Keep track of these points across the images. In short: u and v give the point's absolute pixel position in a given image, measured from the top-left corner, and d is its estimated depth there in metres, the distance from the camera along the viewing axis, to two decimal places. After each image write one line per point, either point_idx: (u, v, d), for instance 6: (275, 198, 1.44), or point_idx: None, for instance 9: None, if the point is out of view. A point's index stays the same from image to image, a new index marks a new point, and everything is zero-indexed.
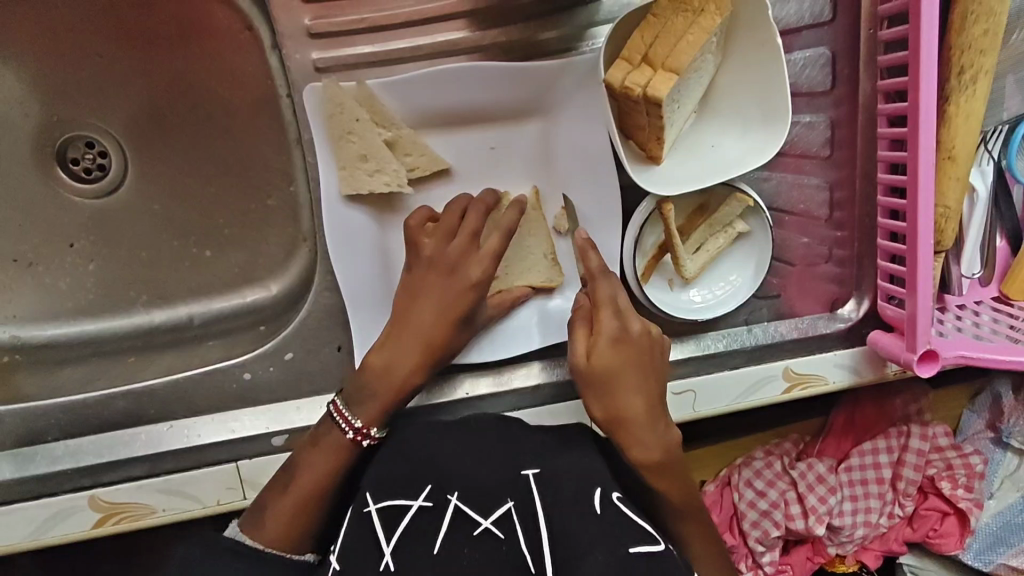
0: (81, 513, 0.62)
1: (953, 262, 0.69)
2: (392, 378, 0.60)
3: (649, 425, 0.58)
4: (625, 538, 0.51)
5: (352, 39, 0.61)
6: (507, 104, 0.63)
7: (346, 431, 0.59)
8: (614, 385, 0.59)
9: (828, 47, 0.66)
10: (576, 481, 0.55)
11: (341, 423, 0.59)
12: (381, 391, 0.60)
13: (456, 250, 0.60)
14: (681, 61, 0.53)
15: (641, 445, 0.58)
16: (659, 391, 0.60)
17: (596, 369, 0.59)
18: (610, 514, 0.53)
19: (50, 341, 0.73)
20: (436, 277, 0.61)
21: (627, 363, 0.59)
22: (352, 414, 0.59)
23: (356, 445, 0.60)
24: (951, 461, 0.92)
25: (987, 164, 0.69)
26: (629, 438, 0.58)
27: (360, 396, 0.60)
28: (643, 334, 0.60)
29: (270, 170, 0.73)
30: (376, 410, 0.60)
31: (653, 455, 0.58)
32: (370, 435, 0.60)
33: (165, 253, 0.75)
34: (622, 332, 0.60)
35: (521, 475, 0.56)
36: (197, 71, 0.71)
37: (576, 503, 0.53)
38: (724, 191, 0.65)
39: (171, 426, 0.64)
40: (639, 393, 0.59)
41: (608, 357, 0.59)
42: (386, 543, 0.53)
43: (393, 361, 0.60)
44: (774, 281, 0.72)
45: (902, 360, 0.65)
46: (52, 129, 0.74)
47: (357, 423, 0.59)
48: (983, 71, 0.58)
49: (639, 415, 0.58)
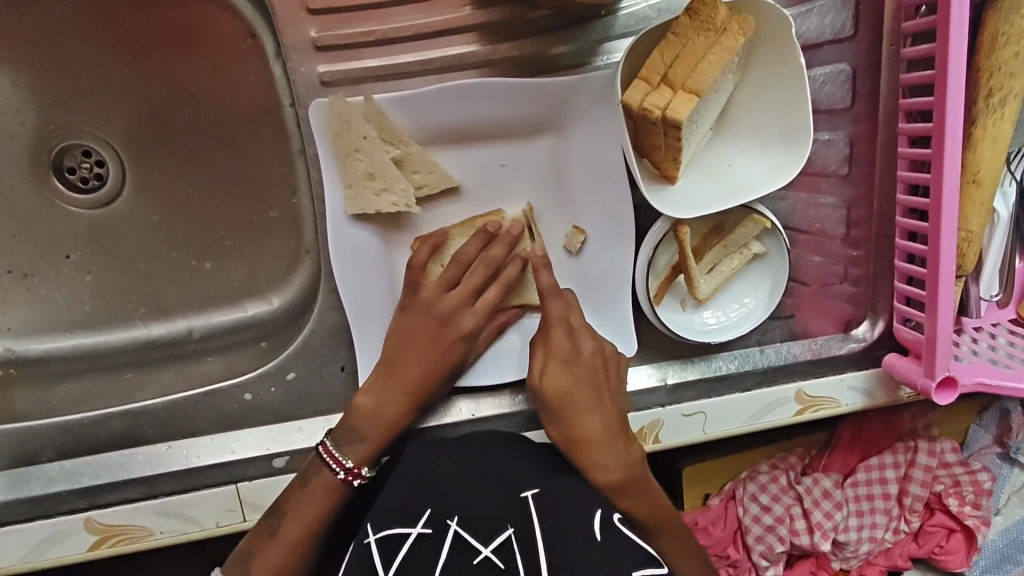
0: (77, 535, 0.61)
1: (972, 284, 0.68)
2: (379, 420, 0.59)
3: (604, 443, 0.58)
4: (629, 561, 0.49)
5: (360, 53, 0.59)
6: (519, 120, 0.61)
7: (337, 471, 0.59)
8: (568, 406, 0.59)
9: (849, 63, 0.65)
10: (576, 504, 0.54)
11: (330, 465, 0.59)
12: (370, 436, 0.59)
13: (451, 301, 0.60)
14: (702, 83, 0.51)
15: (600, 464, 0.58)
16: (615, 410, 0.60)
17: (549, 392, 0.60)
18: (612, 537, 0.51)
19: (45, 355, 0.71)
20: (425, 324, 0.60)
21: (578, 382, 0.60)
22: (342, 454, 0.59)
23: (347, 485, 0.59)
24: (958, 478, 0.90)
25: (1009, 186, 0.67)
26: (588, 459, 0.58)
27: (349, 436, 0.59)
28: (595, 353, 0.61)
29: (273, 181, 0.71)
30: (365, 450, 0.59)
31: (613, 474, 0.58)
32: (361, 475, 0.60)
33: (163, 265, 0.73)
34: (573, 352, 0.61)
35: (521, 499, 0.54)
36: (199, 79, 0.69)
37: (579, 523, 0.51)
38: (740, 212, 0.63)
39: (169, 447, 0.62)
40: (592, 412, 0.59)
41: (560, 379, 0.60)
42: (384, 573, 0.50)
43: (380, 405, 0.59)
44: (787, 301, 0.70)
45: (919, 386, 0.64)
46: (47, 137, 0.72)
47: (348, 463, 0.59)
48: (1012, 94, 0.57)
49: (592, 432, 0.59)
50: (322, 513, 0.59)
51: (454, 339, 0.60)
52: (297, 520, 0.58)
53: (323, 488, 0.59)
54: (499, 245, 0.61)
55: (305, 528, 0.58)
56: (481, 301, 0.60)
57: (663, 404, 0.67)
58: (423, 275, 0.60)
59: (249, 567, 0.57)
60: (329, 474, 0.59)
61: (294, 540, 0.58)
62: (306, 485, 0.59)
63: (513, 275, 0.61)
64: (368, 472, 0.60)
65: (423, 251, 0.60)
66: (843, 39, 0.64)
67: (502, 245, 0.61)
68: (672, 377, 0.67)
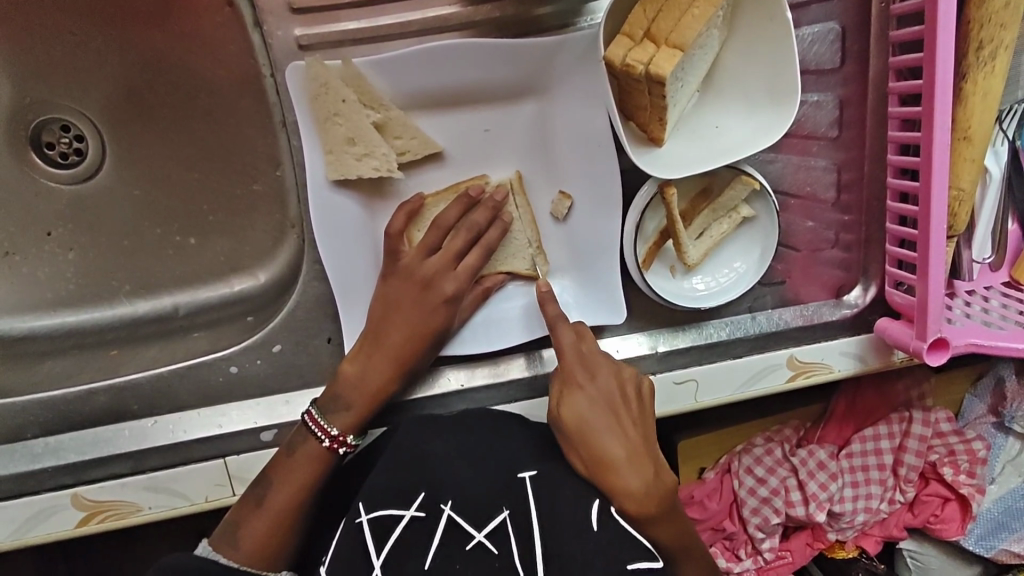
0: (65, 511, 0.60)
1: (964, 246, 0.67)
2: (366, 387, 0.59)
3: (632, 468, 0.55)
4: (624, 554, 0.50)
5: (337, 15, 0.57)
6: (501, 83, 0.60)
7: (323, 439, 0.58)
8: (588, 432, 0.56)
9: (838, 22, 0.63)
10: (573, 492, 0.54)
11: (317, 432, 0.58)
12: (358, 404, 0.59)
13: (433, 266, 0.59)
14: (686, 37, 0.50)
15: (627, 491, 0.54)
16: (639, 436, 0.57)
17: (568, 419, 0.57)
18: (608, 530, 0.52)
19: (29, 334, 0.70)
20: (411, 291, 0.59)
21: (597, 408, 0.58)
22: (328, 422, 0.58)
23: (333, 453, 0.59)
24: (953, 447, 0.90)
25: (1002, 145, 0.66)
26: (614, 486, 0.54)
27: (335, 404, 0.59)
28: (613, 378, 0.59)
29: (256, 154, 0.69)
30: (351, 418, 0.59)
31: (643, 501, 0.54)
32: (347, 443, 0.59)
33: (147, 241, 0.72)
34: (590, 378, 0.59)
35: (518, 480, 0.55)
36: (176, 48, 0.67)
37: (574, 514, 0.52)
38: (728, 174, 0.62)
39: (156, 422, 0.62)
40: (616, 438, 0.56)
41: (578, 405, 0.58)
42: (375, 556, 0.51)
43: (366, 374, 0.58)
44: (778, 267, 0.69)
45: (911, 348, 0.63)
46: (25, 112, 0.71)
47: (334, 431, 0.58)
48: (1003, 46, 0.56)
49: (619, 457, 0.55)
50: (310, 481, 0.58)
51: (439, 304, 0.59)
52: (283, 490, 0.58)
53: (309, 457, 0.58)
54: (481, 208, 0.60)
55: (292, 496, 0.58)
56: (463, 265, 0.60)
57: (654, 372, 0.66)
58: (402, 243, 0.60)
59: (237, 540, 0.56)
60: (316, 444, 0.59)
61: (280, 507, 0.57)
62: (293, 454, 0.58)
63: (495, 240, 0.60)
64: (355, 441, 0.60)
65: (400, 219, 0.59)
66: None
67: (484, 210, 0.60)
68: (662, 345, 0.66)
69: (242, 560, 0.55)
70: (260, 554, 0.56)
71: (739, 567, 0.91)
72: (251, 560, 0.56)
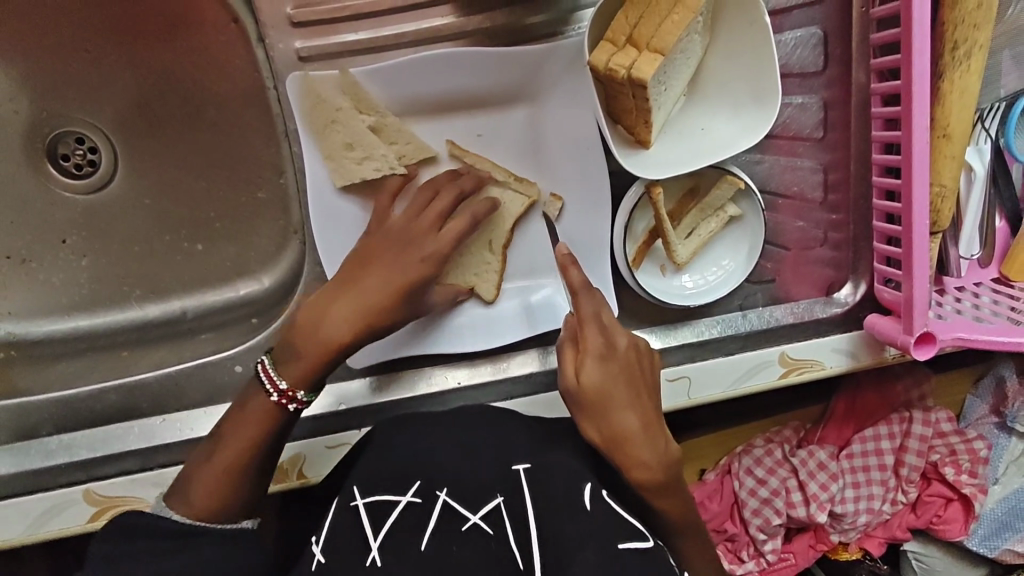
0: (76, 507, 0.62)
1: (951, 243, 0.68)
2: (323, 337, 0.55)
3: (650, 442, 0.53)
4: (615, 534, 0.49)
5: (336, 28, 0.60)
6: (494, 89, 0.63)
7: (272, 394, 0.54)
8: (607, 403, 0.54)
9: (820, 27, 0.65)
10: (566, 477, 0.54)
11: (267, 385, 0.54)
12: (310, 354, 0.55)
13: (417, 226, 0.59)
14: (666, 41, 0.52)
15: (643, 464, 0.53)
16: (652, 406, 0.56)
17: (586, 390, 0.54)
18: (599, 510, 0.51)
19: (45, 337, 0.73)
20: (390, 251, 0.58)
21: (618, 378, 0.55)
22: (279, 374, 0.54)
23: (283, 410, 0.54)
24: (954, 446, 0.91)
25: (984, 143, 0.68)
26: (631, 457, 0.53)
27: (288, 356, 0.55)
28: (630, 348, 0.57)
29: (261, 162, 0.72)
30: (303, 370, 0.55)
31: (655, 474, 0.53)
32: (298, 399, 0.54)
33: (156, 247, 0.75)
34: (609, 347, 0.56)
35: (512, 471, 0.56)
36: (184, 62, 0.70)
37: (567, 496, 0.52)
38: (714, 174, 0.64)
39: (164, 419, 0.64)
40: (634, 411, 0.54)
41: (599, 375, 0.54)
42: (373, 537, 0.53)
43: (327, 321, 0.56)
44: (768, 266, 0.71)
45: (899, 343, 0.64)
46: (41, 125, 0.74)
47: (284, 385, 0.54)
48: (977, 46, 0.57)
49: (638, 431, 0.53)
50: (258, 439, 0.53)
51: (419, 260, 0.58)
52: (235, 441, 0.53)
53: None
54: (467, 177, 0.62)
55: (241, 453, 0.53)
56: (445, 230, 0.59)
57: None
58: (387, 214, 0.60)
59: (190, 496, 0.51)
60: (265, 399, 0.54)
61: (229, 459, 0.52)
62: (245, 409, 0.54)
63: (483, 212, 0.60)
64: (306, 398, 0.55)
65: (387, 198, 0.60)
66: (813, 3, 0.65)
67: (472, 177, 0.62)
68: (655, 342, 0.68)
69: (196, 517, 0.50)
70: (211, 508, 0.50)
71: (742, 569, 0.91)
72: (203, 514, 0.50)
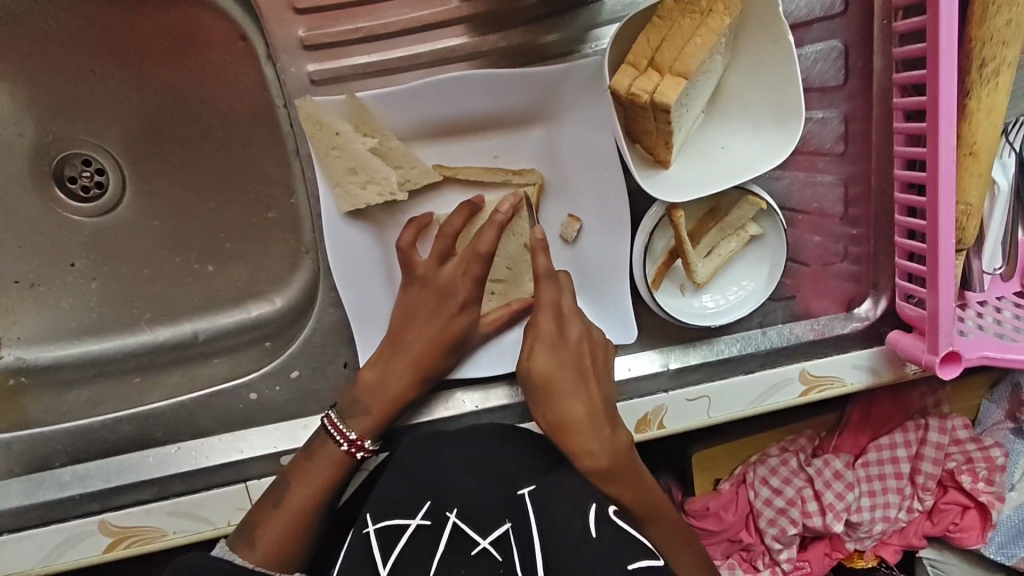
0: (91, 538, 0.61)
1: (975, 258, 0.67)
2: (386, 393, 0.60)
3: (593, 430, 0.58)
4: (623, 556, 0.49)
5: (348, 50, 0.59)
6: (510, 111, 0.62)
7: (341, 444, 0.60)
8: (554, 391, 0.60)
9: (840, 40, 0.64)
10: (571, 501, 0.53)
11: (335, 436, 0.60)
12: (376, 408, 0.60)
13: (447, 273, 0.61)
14: (690, 65, 0.51)
15: (587, 450, 0.58)
16: (601, 395, 0.60)
17: (538, 378, 0.60)
18: (606, 535, 0.50)
19: (55, 363, 0.72)
20: (428, 303, 0.61)
21: (565, 368, 0.60)
22: (347, 426, 0.60)
23: (350, 457, 0.60)
24: (971, 454, 0.89)
25: (1009, 156, 0.67)
26: (572, 443, 0.58)
27: (353, 409, 0.60)
28: (582, 339, 0.61)
29: (271, 183, 0.71)
30: (369, 422, 0.60)
31: (600, 460, 0.58)
32: (364, 447, 0.60)
33: (167, 270, 0.74)
34: (560, 338, 0.60)
35: (518, 496, 0.55)
36: (193, 83, 0.69)
37: (571, 523, 0.51)
38: (736, 194, 0.63)
39: (179, 448, 0.63)
40: (578, 400, 0.59)
41: (546, 365, 0.60)
42: (381, 564, 0.52)
43: (386, 377, 0.60)
44: (787, 283, 0.69)
45: (923, 362, 0.63)
46: (47, 148, 0.73)
47: (352, 435, 0.60)
48: (1006, 63, 0.56)
49: (581, 419, 0.59)
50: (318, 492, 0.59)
51: (456, 311, 0.61)
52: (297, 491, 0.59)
53: (328, 462, 0.60)
54: (461, 211, 0.61)
55: (295, 514, 0.59)
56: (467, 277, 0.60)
57: (667, 389, 0.67)
58: (414, 254, 0.61)
59: (254, 540, 0.57)
60: (335, 447, 0.60)
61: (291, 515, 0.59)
62: (312, 457, 0.60)
63: (488, 240, 0.59)
64: (373, 446, 0.61)
65: (408, 234, 0.61)
66: (834, 16, 0.64)
67: (465, 212, 0.61)
68: (674, 362, 0.67)
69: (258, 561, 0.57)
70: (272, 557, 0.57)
71: None
72: (265, 561, 0.57)
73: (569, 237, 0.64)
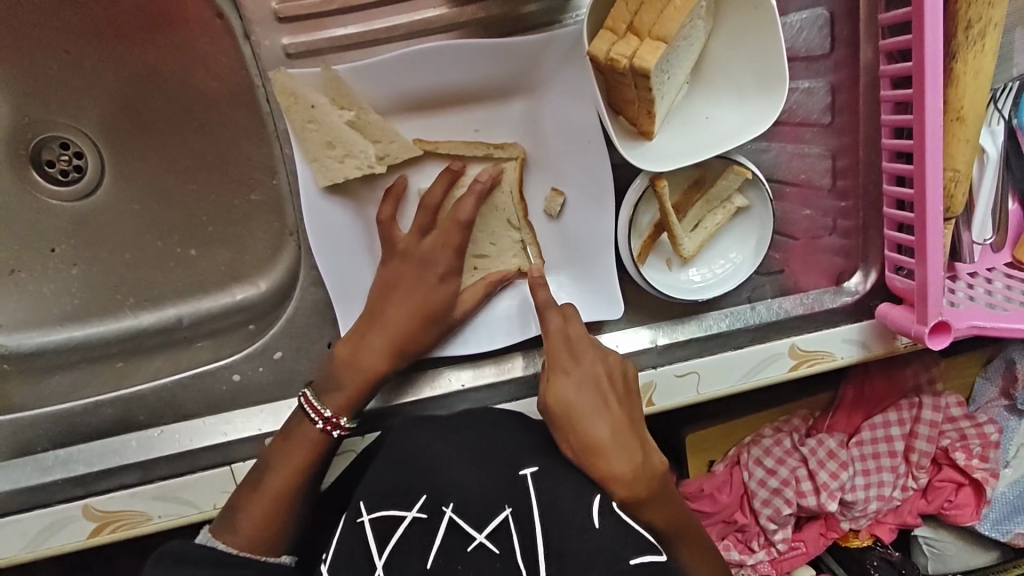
0: (76, 523, 0.61)
1: (964, 228, 0.67)
2: (370, 370, 0.59)
3: (620, 450, 0.56)
4: (626, 550, 0.50)
5: (325, 22, 0.58)
6: (491, 83, 0.61)
7: (316, 421, 0.59)
8: (576, 417, 0.57)
9: (826, 8, 0.63)
10: (573, 489, 0.53)
11: (311, 414, 0.59)
12: (361, 385, 0.59)
13: (430, 251, 0.60)
14: (669, 29, 0.50)
15: (618, 474, 0.55)
16: (623, 415, 0.58)
17: (557, 404, 0.58)
18: (609, 524, 0.51)
19: (38, 350, 0.71)
20: (411, 281, 0.60)
21: (583, 391, 0.58)
22: (320, 404, 0.59)
23: (327, 435, 0.59)
24: (965, 431, 0.88)
25: (997, 124, 0.66)
26: (602, 468, 0.55)
27: (333, 386, 0.59)
28: (598, 360, 0.59)
29: (252, 163, 0.70)
30: (351, 400, 0.59)
31: (632, 484, 0.55)
32: (341, 425, 0.59)
33: (149, 253, 0.73)
34: (575, 362, 0.59)
35: (520, 476, 0.54)
36: (169, 61, 0.68)
37: (573, 516, 0.51)
38: (721, 164, 0.62)
39: (161, 432, 0.63)
40: (601, 421, 0.57)
41: (565, 391, 0.58)
42: (377, 556, 0.52)
43: (369, 355, 0.59)
44: (776, 257, 0.68)
45: (913, 333, 0.63)
46: (24, 131, 0.72)
47: (327, 412, 0.59)
48: (991, 24, 0.56)
49: (607, 440, 0.56)
50: (303, 473, 0.59)
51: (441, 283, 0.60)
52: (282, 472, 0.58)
53: (305, 442, 0.59)
54: (440, 181, 0.60)
55: (280, 497, 0.58)
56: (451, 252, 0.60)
57: (655, 366, 0.66)
58: (394, 228, 0.61)
59: (236, 524, 0.57)
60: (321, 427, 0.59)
61: (274, 496, 0.58)
62: (297, 437, 0.59)
63: (468, 211, 0.60)
64: (348, 424, 0.60)
65: (388, 206, 0.60)
66: None
67: (444, 185, 0.60)
68: (662, 338, 0.66)
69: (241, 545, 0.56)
70: (257, 542, 0.57)
71: (753, 559, 0.89)
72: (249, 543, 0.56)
73: (553, 211, 0.63)
